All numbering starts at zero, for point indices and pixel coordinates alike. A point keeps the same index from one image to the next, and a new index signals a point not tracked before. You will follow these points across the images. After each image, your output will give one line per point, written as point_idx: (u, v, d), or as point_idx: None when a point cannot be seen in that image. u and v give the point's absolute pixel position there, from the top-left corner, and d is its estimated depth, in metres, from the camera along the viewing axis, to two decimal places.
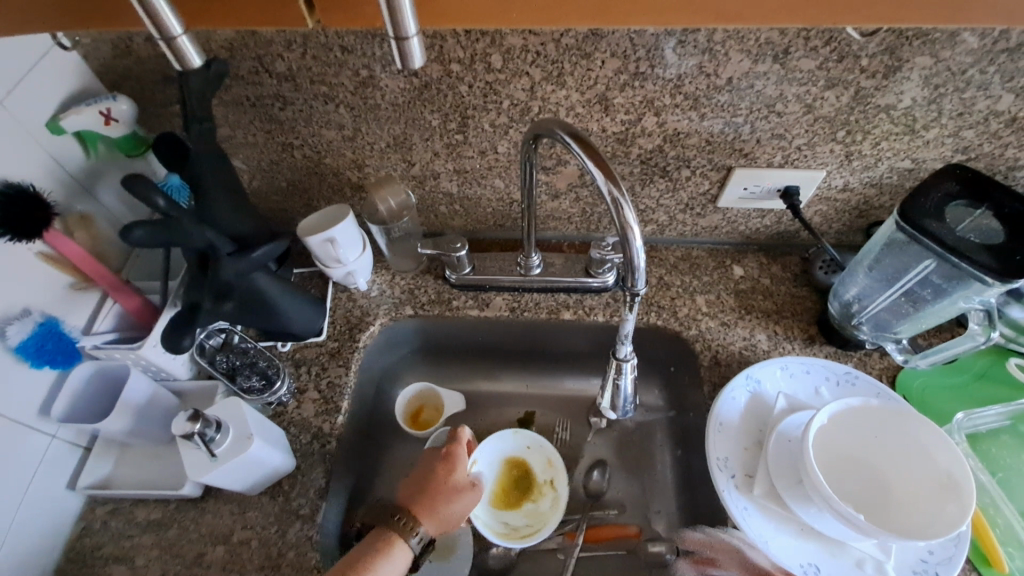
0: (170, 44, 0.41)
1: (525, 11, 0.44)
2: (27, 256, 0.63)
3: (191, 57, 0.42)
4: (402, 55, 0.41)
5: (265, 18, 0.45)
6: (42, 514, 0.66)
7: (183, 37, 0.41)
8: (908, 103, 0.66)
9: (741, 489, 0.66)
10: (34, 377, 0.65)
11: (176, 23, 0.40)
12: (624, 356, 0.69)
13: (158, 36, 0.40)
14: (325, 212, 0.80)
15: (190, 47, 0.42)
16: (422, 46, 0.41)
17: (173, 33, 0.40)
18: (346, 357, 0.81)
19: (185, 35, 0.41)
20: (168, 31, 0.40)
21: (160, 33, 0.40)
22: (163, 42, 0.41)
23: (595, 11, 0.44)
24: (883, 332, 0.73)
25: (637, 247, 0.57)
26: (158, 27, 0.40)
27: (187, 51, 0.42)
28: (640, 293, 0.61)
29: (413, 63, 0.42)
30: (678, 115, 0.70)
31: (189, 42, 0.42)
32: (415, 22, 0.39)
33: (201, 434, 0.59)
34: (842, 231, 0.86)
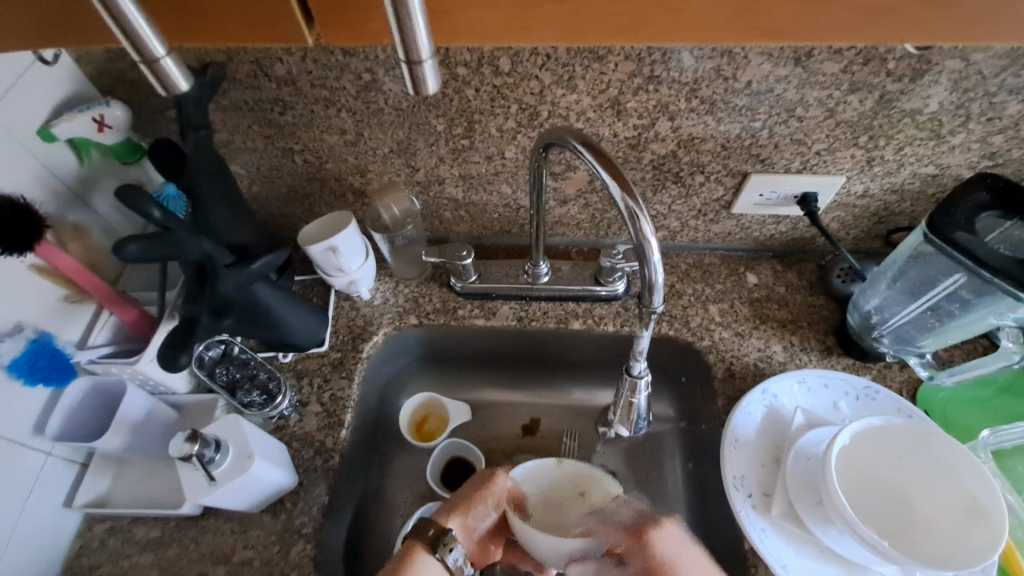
0: (154, 68, 0.38)
1: (548, 28, 0.41)
2: (19, 269, 0.60)
3: (178, 82, 0.40)
4: (413, 80, 0.38)
5: (264, 34, 0.42)
6: (39, 534, 0.64)
7: (167, 60, 0.38)
8: (935, 108, 0.64)
9: (757, 510, 0.64)
10: (28, 394, 0.63)
11: (158, 45, 0.37)
12: (638, 373, 0.67)
13: (140, 61, 0.38)
14: (327, 219, 0.77)
15: (176, 71, 0.39)
16: (436, 71, 0.38)
17: (156, 56, 0.38)
18: (350, 368, 0.79)
19: (169, 57, 0.38)
20: (150, 54, 0.37)
21: (141, 56, 0.37)
22: (145, 67, 0.39)
23: (623, 28, 0.41)
24: (905, 345, 0.71)
25: (655, 261, 0.54)
26: (137, 50, 0.37)
27: (171, 75, 0.39)
28: (657, 310, 0.59)
29: (425, 89, 0.39)
30: (693, 119, 0.67)
31: (174, 64, 0.39)
32: (429, 46, 0.37)
33: (199, 456, 0.57)
34: (860, 238, 0.83)
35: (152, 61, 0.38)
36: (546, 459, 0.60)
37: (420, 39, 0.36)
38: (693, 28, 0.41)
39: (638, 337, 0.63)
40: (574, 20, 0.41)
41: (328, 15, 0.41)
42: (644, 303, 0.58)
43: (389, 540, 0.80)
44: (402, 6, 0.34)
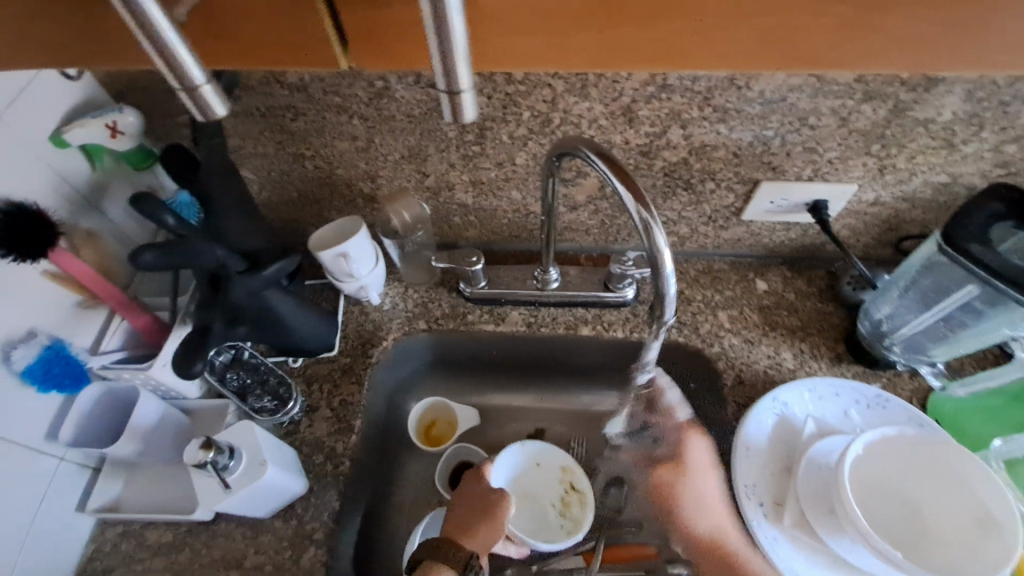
0: (193, 96, 0.38)
1: (579, 57, 0.42)
2: (32, 276, 0.61)
3: (214, 108, 0.40)
4: (453, 109, 0.40)
5: (294, 59, 0.43)
6: (51, 539, 0.65)
7: (207, 88, 0.38)
8: (948, 117, 0.63)
9: (769, 519, 0.64)
10: (41, 400, 0.63)
11: (198, 72, 0.37)
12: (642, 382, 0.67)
13: (180, 90, 0.38)
14: (337, 224, 0.77)
15: (214, 98, 0.39)
16: (474, 101, 0.39)
17: (196, 83, 0.38)
18: (359, 374, 0.79)
19: (208, 84, 0.38)
20: (190, 82, 0.37)
21: (182, 85, 0.37)
22: (184, 95, 0.39)
23: (653, 58, 0.41)
24: (916, 354, 0.71)
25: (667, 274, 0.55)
26: (178, 78, 0.37)
27: (209, 102, 0.39)
28: (668, 322, 0.59)
29: (464, 117, 0.40)
30: (706, 127, 0.67)
31: (213, 92, 0.39)
32: (469, 78, 0.38)
33: (213, 463, 0.57)
34: (870, 245, 0.83)
35: (192, 89, 0.38)
36: (511, 450, 0.81)
37: (461, 70, 0.36)
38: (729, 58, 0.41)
39: (647, 347, 0.63)
40: (605, 54, 0.41)
41: (365, 48, 0.42)
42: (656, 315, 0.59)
43: (398, 545, 0.80)
44: (441, 21, 0.33)
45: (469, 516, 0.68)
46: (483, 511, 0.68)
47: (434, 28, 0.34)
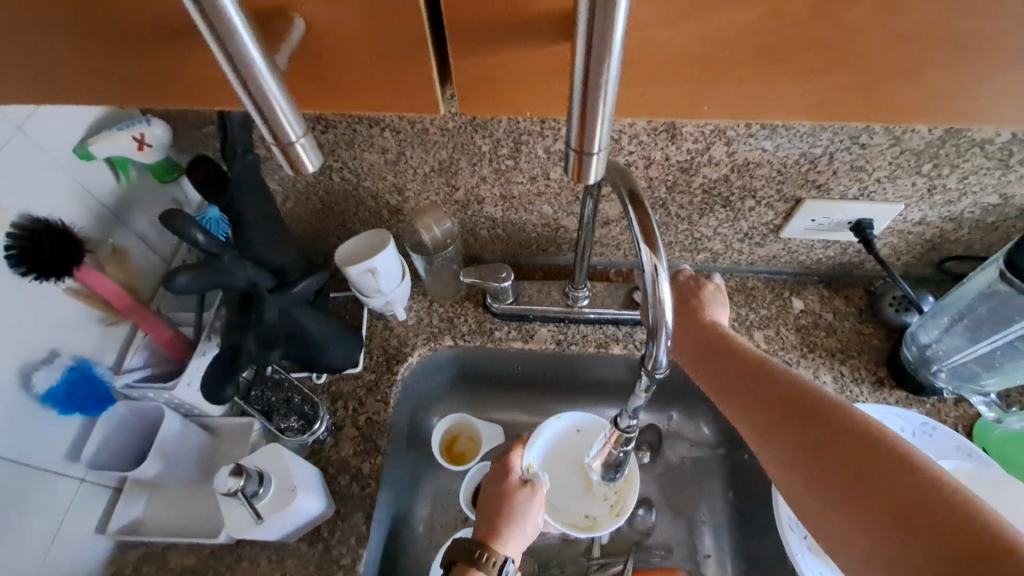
0: (286, 150, 0.35)
1: (718, 105, 0.40)
2: (56, 295, 0.59)
3: (307, 161, 0.37)
4: (578, 171, 0.38)
5: (385, 106, 0.44)
6: (71, 563, 0.63)
7: (301, 141, 0.35)
8: (1007, 138, 0.61)
9: (814, 552, 0.62)
10: (62, 421, 0.61)
11: (295, 127, 0.34)
12: (625, 427, 0.61)
13: (273, 142, 0.35)
14: (363, 238, 0.75)
15: (307, 151, 0.36)
16: (603, 163, 0.37)
17: (292, 138, 0.35)
18: (385, 392, 0.77)
19: (304, 139, 0.35)
20: (286, 137, 0.34)
21: (276, 138, 0.34)
22: (276, 147, 0.36)
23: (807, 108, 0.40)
24: (967, 382, 0.69)
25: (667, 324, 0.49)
26: (273, 131, 0.34)
27: (303, 157, 0.36)
28: (659, 373, 0.52)
29: (588, 178, 0.38)
30: (750, 144, 0.65)
31: (307, 145, 0.36)
32: (603, 141, 0.36)
33: (244, 491, 0.55)
34: (911, 264, 0.80)
35: (286, 143, 0.35)
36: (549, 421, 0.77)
37: (597, 130, 0.34)
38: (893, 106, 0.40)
39: (634, 394, 0.56)
40: (745, 99, 0.40)
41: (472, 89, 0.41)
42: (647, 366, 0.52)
43: (423, 567, 0.78)
44: (592, 70, 0.30)
45: (496, 517, 0.66)
46: (508, 509, 0.67)
47: (583, 88, 0.32)
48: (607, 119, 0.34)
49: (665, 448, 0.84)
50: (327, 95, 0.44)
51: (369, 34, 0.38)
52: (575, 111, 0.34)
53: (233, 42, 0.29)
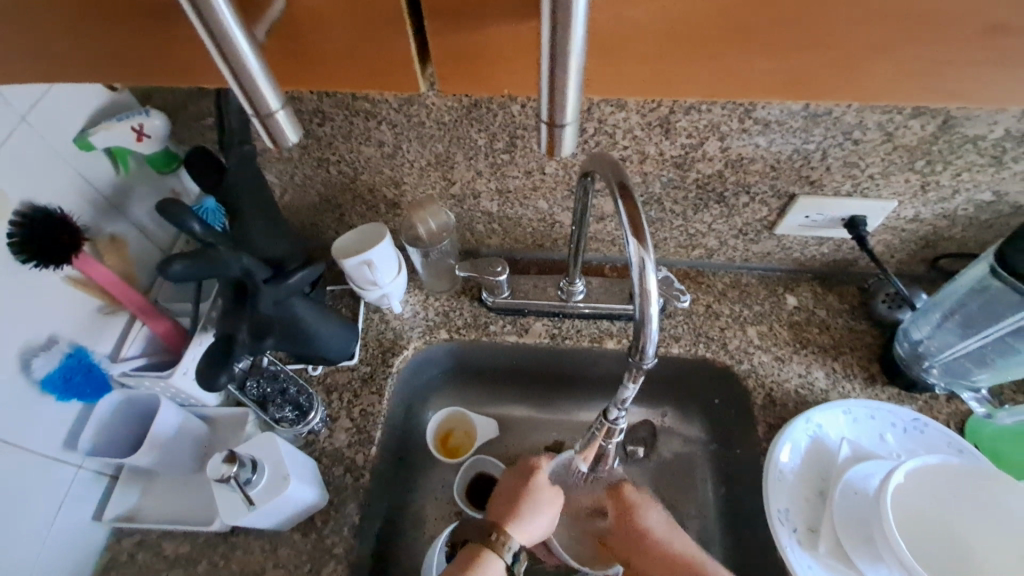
0: (265, 122, 0.36)
1: (693, 83, 0.43)
2: (55, 282, 0.60)
3: (287, 134, 0.37)
4: (551, 142, 0.38)
5: (370, 83, 0.45)
6: (66, 547, 0.64)
7: (280, 113, 0.35)
8: (999, 135, 0.61)
9: (804, 546, 0.62)
10: (60, 409, 0.62)
11: (273, 98, 0.34)
12: (613, 419, 0.60)
13: (252, 113, 0.35)
14: (359, 231, 0.76)
15: (287, 124, 0.36)
16: (573, 135, 0.38)
17: (270, 108, 0.35)
18: (380, 384, 0.77)
19: (282, 110, 0.35)
20: (264, 108, 0.35)
21: (254, 109, 0.35)
22: (257, 120, 0.36)
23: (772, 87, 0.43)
24: (957, 378, 0.69)
25: (654, 317, 0.49)
26: (252, 102, 0.34)
27: (282, 129, 0.36)
28: (648, 366, 0.53)
29: (560, 150, 0.39)
30: (744, 140, 0.65)
31: (286, 117, 0.36)
32: (573, 111, 0.36)
33: (236, 477, 0.56)
34: (905, 261, 0.81)
35: (264, 114, 0.35)
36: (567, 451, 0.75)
37: (568, 100, 0.34)
38: (859, 91, 0.43)
39: (624, 385, 0.56)
40: (723, 80, 0.43)
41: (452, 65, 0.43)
42: (635, 358, 0.53)
43: (415, 559, 0.78)
44: (568, 55, 0.31)
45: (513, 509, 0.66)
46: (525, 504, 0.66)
47: (561, 65, 0.32)
48: (577, 84, 0.34)
49: (658, 443, 0.85)
50: (311, 71, 0.44)
51: (349, 7, 0.39)
52: (545, 84, 0.34)
53: (207, 5, 0.30)
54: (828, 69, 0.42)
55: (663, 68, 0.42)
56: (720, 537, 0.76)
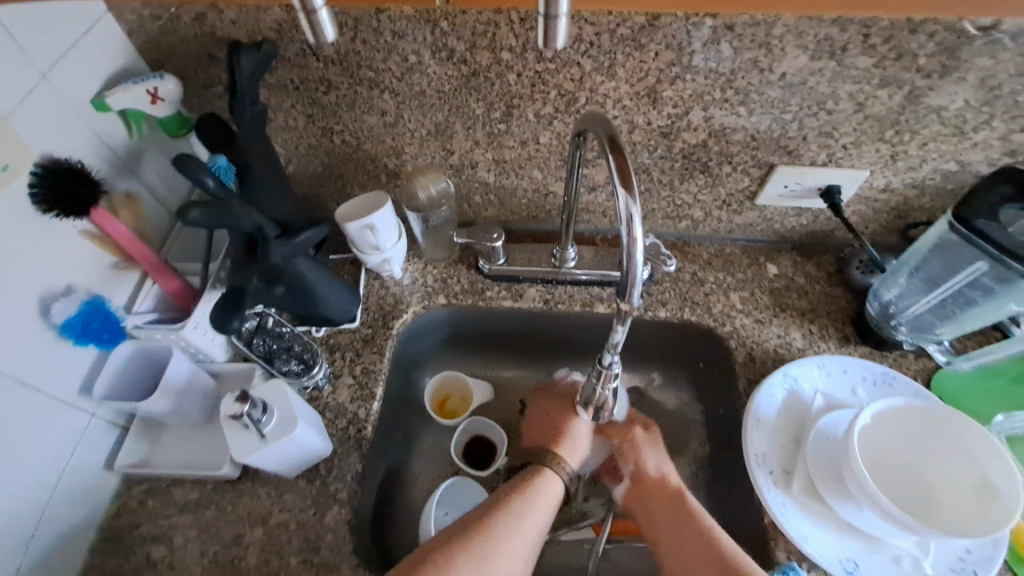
0: (310, 17, 0.41)
1: None
2: (72, 234, 0.63)
3: (326, 32, 0.43)
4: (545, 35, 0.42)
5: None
6: (80, 489, 0.67)
7: (322, 11, 0.41)
8: (960, 105, 0.66)
9: (779, 486, 0.66)
10: (76, 355, 0.65)
11: None
12: (607, 364, 0.62)
13: (299, 9, 0.41)
14: (362, 198, 0.79)
15: (327, 22, 0.42)
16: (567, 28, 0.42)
17: (315, 6, 0.41)
18: (380, 344, 0.81)
19: (324, 9, 0.41)
20: (310, 5, 0.41)
21: (302, 6, 0.41)
22: (302, 16, 0.42)
23: None
24: (924, 333, 0.74)
25: (637, 263, 0.52)
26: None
27: (323, 26, 0.42)
28: (633, 310, 0.56)
29: (554, 44, 0.42)
30: (726, 110, 0.69)
31: (327, 16, 0.42)
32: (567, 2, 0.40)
33: (248, 416, 0.60)
34: (878, 232, 0.85)
35: (310, 10, 0.41)
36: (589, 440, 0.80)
37: None
38: None
39: (614, 329, 0.59)
40: None
41: None
42: (622, 297, 0.55)
43: (412, 514, 0.81)
44: None
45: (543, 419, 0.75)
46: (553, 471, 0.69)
47: None
48: None
49: (646, 405, 0.89)
50: None
51: None
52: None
53: None
54: None
55: None
56: (704, 490, 0.80)
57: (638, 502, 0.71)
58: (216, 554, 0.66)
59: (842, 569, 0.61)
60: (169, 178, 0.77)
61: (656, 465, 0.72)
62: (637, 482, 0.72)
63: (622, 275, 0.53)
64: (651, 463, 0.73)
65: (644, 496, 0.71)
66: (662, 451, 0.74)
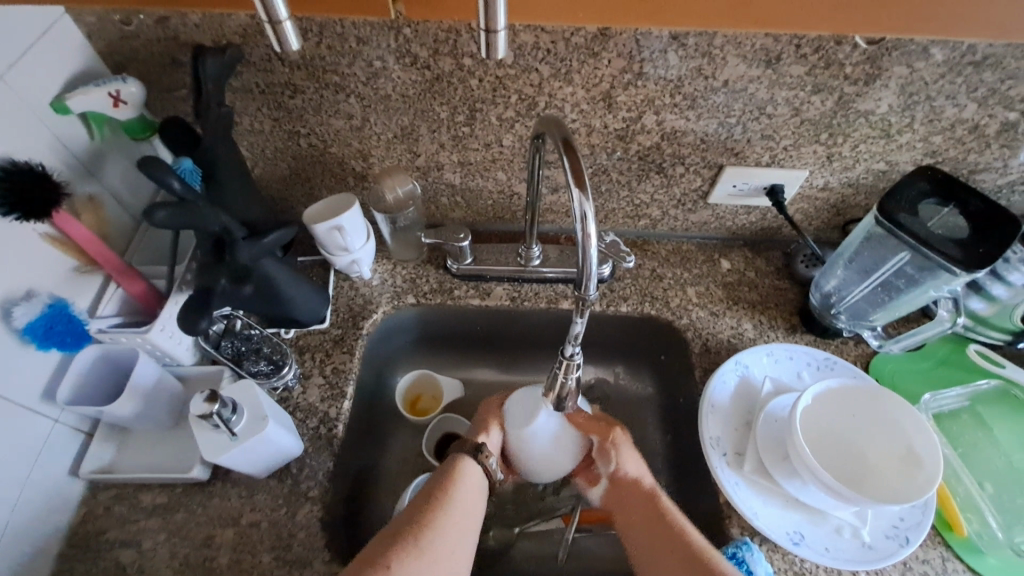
0: (275, 28, 0.43)
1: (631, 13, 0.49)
2: (32, 238, 0.62)
3: (291, 41, 0.44)
4: (488, 47, 0.44)
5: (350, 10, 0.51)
6: (44, 496, 0.66)
7: (287, 23, 0.43)
8: (885, 110, 0.72)
9: (731, 466, 0.71)
10: (38, 361, 0.64)
11: (282, 8, 0.42)
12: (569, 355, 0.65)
13: (266, 20, 0.42)
14: (331, 200, 0.81)
15: (292, 33, 0.44)
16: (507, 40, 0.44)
17: (279, 18, 0.42)
18: (350, 344, 0.82)
19: (289, 21, 0.43)
20: (275, 16, 0.42)
21: (268, 17, 0.42)
22: (268, 25, 0.43)
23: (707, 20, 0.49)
24: (860, 320, 0.81)
25: (592, 254, 0.56)
26: (266, 10, 0.42)
27: (288, 35, 0.43)
28: (591, 301, 0.60)
29: (497, 54, 0.44)
30: (676, 114, 0.74)
31: (292, 28, 0.44)
32: (504, 17, 0.42)
33: (218, 415, 0.60)
34: (821, 228, 0.92)
35: (275, 22, 0.42)
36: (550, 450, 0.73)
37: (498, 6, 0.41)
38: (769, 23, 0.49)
39: (573, 322, 0.63)
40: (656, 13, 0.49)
41: None
42: (580, 290, 0.59)
43: (386, 512, 0.82)
44: None
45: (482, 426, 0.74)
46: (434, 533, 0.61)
47: None
48: None
49: (610, 397, 0.93)
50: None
51: None
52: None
53: None
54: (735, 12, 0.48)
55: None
56: (666, 475, 0.84)
57: (617, 500, 0.71)
58: (186, 556, 0.66)
59: (789, 541, 0.66)
60: (132, 182, 0.77)
61: (634, 469, 0.71)
62: (614, 484, 0.72)
63: (578, 270, 0.57)
64: (630, 466, 0.71)
65: (623, 495, 0.71)
66: (639, 457, 0.72)
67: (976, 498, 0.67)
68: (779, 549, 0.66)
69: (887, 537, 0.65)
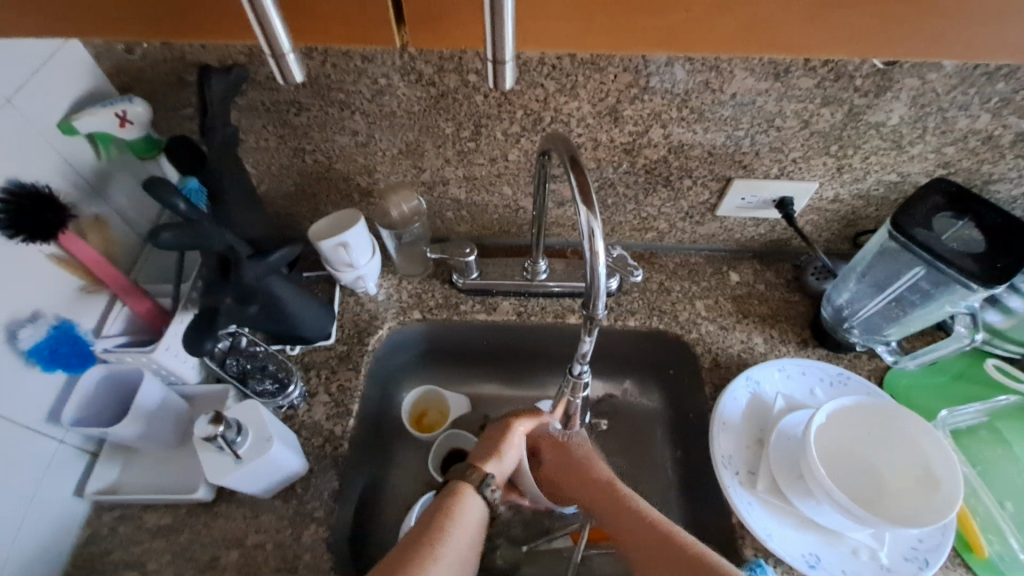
0: (278, 61, 0.42)
1: (639, 39, 0.48)
2: (39, 259, 0.62)
3: (294, 74, 0.44)
4: (495, 76, 0.43)
5: (355, 36, 0.50)
6: (49, 517, 0.65)
7: (290, 55, 0.43)
8: (896, 121, 0.71)
9: (744, 485, 0.69)
10: (43, 382, 0.64)
11: (286, 41, 0.41)
12: (578, 374, 0.65)
13: (268, 52, 0.42)
14: (336, 217, 0.81)
15: (295, 65, 0.43)
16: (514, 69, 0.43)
17: (282, 49, 0.42)
18: (356, 361, 0.82)
19: (292, 53, 0.43)
20: (278, 48, 0.42)
21: (270, 49, 0.42)
22: (270, 57, 0.42)
23: (715, 43, 0.48)
24: (873, 334, 0.79)
25: (602, 273, 0.55)
26: (269, 42, 0.41)
27: (291, 68, 0.43)
28: (600, 319, 0.59)
29: (504, 84, 0.44)
30: (683, 127, 0.73)
31: (295, 60, 0.43)
32: (512, 47, 0.41)
33: (222, 437, 0.59)
34: (831, 240, 0.90)
35: (277, 54, 0.42)
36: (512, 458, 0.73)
37: (506, 35, 0.40)
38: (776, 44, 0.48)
39: (581, 339, 0.62)
40: (664, 37, 0.48)
41: (424, 24, 0.49)
42: (587, 308, 0.58)
43: (391, 530, 0.81)
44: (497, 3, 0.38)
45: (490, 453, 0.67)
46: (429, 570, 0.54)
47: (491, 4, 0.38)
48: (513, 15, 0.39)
49: (618, 412, 0.92)
50: (303, 27, 0.49)
51: None
52: (488, 31, 0.40)
53: None
54: (745, 32, 0.47)
55: (600, 24, 0.47)
56: (676, 493, 0.83)
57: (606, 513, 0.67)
58: None
59: (805, 564, 0.64)
60: (138, 200, 0.77)
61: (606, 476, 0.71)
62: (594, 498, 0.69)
63: (587, 287, 0.56)
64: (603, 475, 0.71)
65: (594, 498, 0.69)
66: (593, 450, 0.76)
67: (997, 517, 0.65)
68: (794, 571, 0.65)
69: (906, 560, 0.63)
